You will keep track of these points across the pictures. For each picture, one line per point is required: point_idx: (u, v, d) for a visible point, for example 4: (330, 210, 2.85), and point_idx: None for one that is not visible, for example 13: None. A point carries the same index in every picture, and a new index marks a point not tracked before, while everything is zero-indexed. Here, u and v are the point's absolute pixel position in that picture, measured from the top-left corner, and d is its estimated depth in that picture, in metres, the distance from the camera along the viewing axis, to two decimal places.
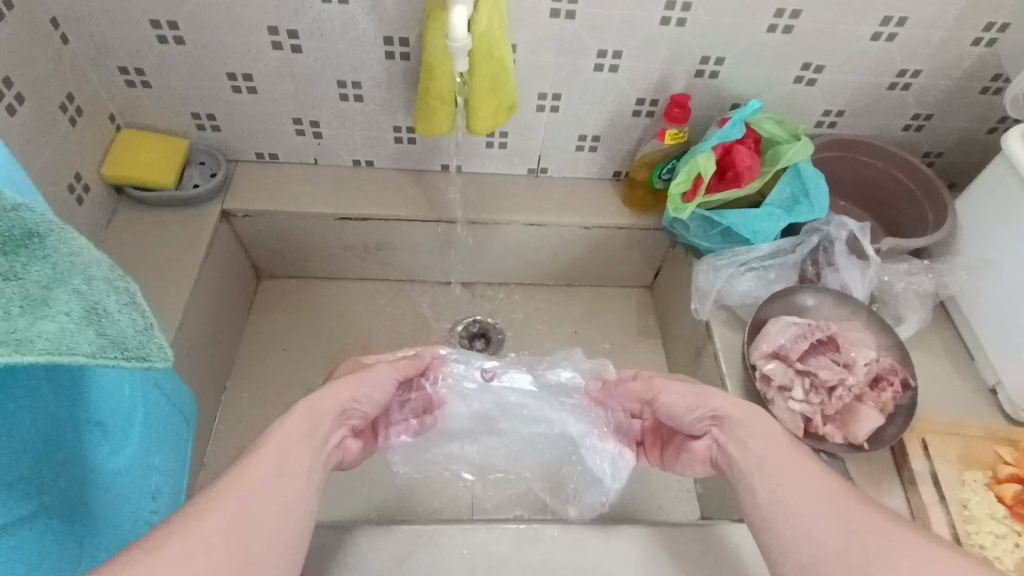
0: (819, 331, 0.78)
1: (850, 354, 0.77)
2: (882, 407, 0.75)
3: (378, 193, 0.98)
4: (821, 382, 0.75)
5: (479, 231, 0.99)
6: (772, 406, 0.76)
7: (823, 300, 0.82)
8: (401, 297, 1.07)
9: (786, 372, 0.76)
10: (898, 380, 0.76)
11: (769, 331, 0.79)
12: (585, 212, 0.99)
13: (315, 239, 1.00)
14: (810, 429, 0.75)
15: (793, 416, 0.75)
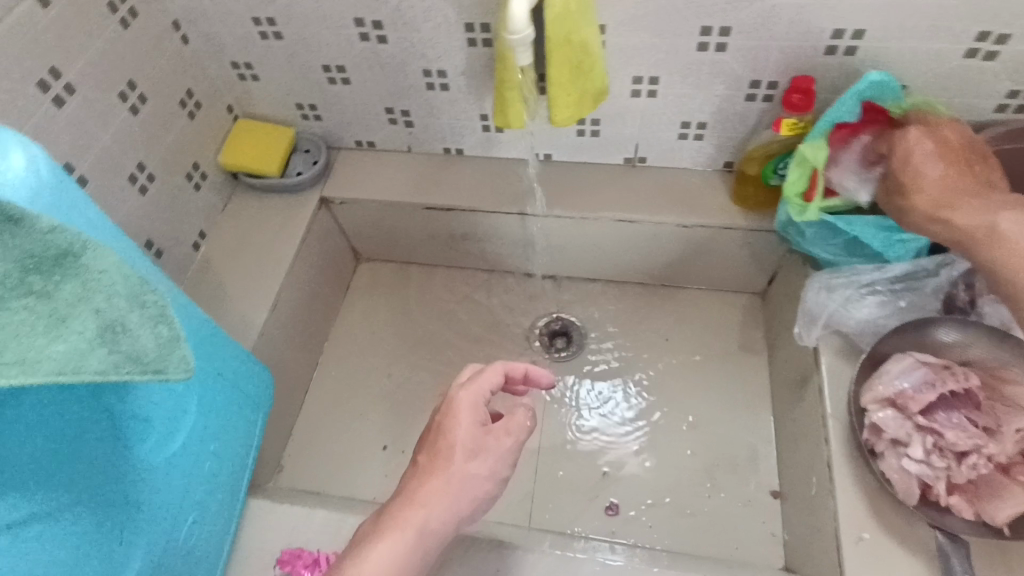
0: (953, 381, 0.63)
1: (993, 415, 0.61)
2: None
3: (466, 182, 0.96)
4: (950, 444, 0.61)
5: (565, 225, 0.94)
6: (879, 460, 0.63)
7: (972, 337, 0.66)
8: (487, 287, 1.06)
9: (902, 422, 0.62)
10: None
11: (886, 369, 0.65)
12: (685, 209, 0.89)
13: (405, 227, 1.01)
14: (929, 497, 0.61)
15: (906, 478, 0.61)
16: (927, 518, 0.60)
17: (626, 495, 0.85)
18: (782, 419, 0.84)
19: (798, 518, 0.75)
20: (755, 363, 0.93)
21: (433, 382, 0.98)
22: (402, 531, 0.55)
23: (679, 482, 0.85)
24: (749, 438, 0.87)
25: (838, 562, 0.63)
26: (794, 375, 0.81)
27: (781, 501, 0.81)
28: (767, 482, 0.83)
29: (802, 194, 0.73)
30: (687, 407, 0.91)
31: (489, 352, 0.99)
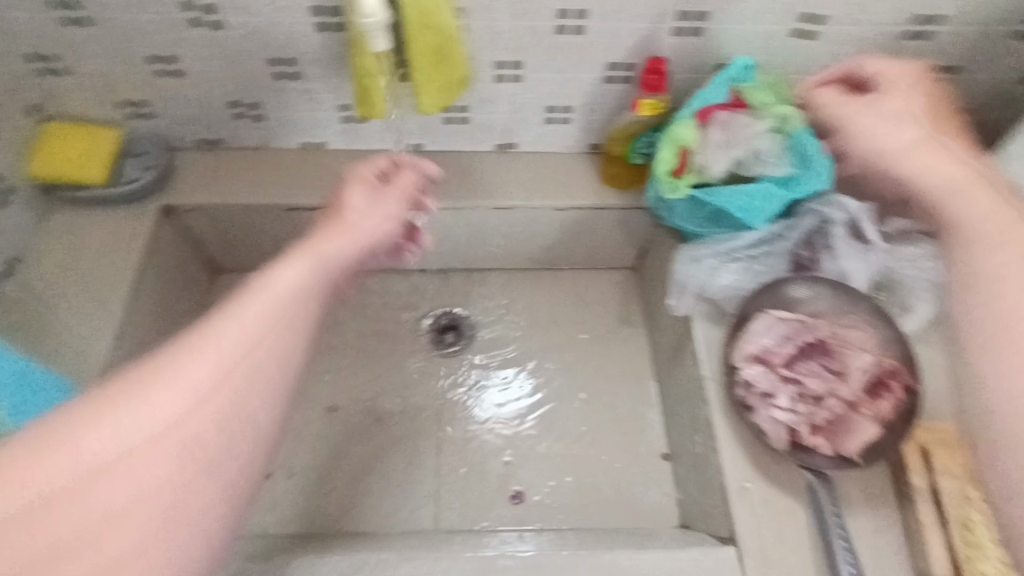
0: (805, 332, 0.70)
1: (843, 358, 0.69)
2: (881, 418, 0.66)
3: (331, 179, 0.90)
4: (808, 388, 0.68)
5: (441, 216, 0.91)
6: (751, 412, 0.68)
7: (820, 291, 0.73)
8: (366, 288, 1.00)
9: (768, 374, 0.69)
10: (902, 390, 0.66)
11: (751, 327, 0.71)
12: (559, 192, 0.90)
13: (268, 232, 0.93)
14: (796, 439, 0.67)
15: (776, 424, 0.67)
16: (796, 460, 0.66)
17: (529, 482, 0.85)
18: (665, 385, 0.89)
19: (689, 477, 0.80)
20: (638, 335, 0.98)
21: (317, 395, 0.91)
22: (267, 305, 0.47)
23: (578, 460, 0.87)
24: (638, 408, 0.91)
25: (728, 513, 0.68)
26: (672, 343, 0.86)
27: (672, 463, 0.86)
28: (658, 447, 0.88)
29: (673, 170, 0.76)
30: (579, 386, 0.93)
31: (376, 355, 0.95)
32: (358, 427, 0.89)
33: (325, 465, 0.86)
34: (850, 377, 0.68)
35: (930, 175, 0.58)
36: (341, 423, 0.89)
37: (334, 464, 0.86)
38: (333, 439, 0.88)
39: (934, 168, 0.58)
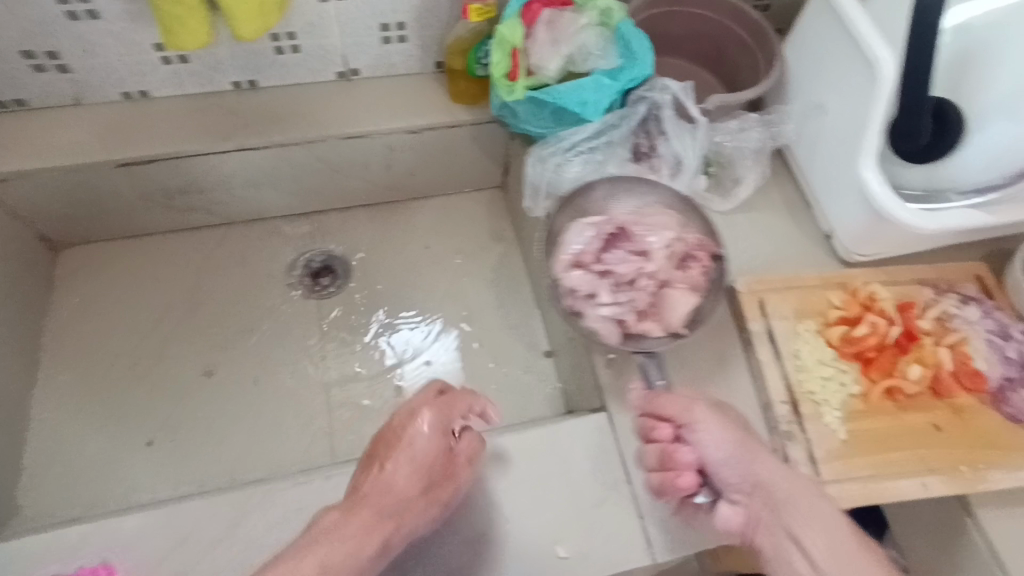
0: (604, 228, 0.73)
1: (647, 240, 0.73)
2: (692, 285, 0.71)
3: (161, 127, 0.84)
4: (624, 277, 0.71)
5: (291, 154, 0.88)
6: (575, 314, 0.70)
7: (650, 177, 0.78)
8: (229, 241, 0.96)
9: (585, 273, 0.71)
10: (705, 261, 0.71)
11: (565, 238, 0.73)
12: (408, 113, 0.89)
13: (102, 197, 0.86)
14: (628, 332, 0.69)
15: (602, 321, 0.69)
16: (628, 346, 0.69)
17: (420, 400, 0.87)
18: (538, 288, 0.93)
19: (568, 364, 0.85)
20: (511, 249, 1.01)
21: (191, 358, 0.88)
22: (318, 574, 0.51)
23: (467, 371, 0.90)
24: (518, 313, 0.95)
25: (599, 385, 0.73)
26: (537, 247, 0.90)
27: (554, 358, 0.91)
28: (540, 345, 0.93)
29: (507, 74, 0.77)
30: (461, 303, 0.95)
31: (248, 305, 0.92)
32: (240, 379, 0.87)
33: (211, 422, 0.84)
34: (656, 251, 0.72)
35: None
36: (220, 384, 0.87)
37: (220, 418, 0.85)
38: (212, 400, 0.86)
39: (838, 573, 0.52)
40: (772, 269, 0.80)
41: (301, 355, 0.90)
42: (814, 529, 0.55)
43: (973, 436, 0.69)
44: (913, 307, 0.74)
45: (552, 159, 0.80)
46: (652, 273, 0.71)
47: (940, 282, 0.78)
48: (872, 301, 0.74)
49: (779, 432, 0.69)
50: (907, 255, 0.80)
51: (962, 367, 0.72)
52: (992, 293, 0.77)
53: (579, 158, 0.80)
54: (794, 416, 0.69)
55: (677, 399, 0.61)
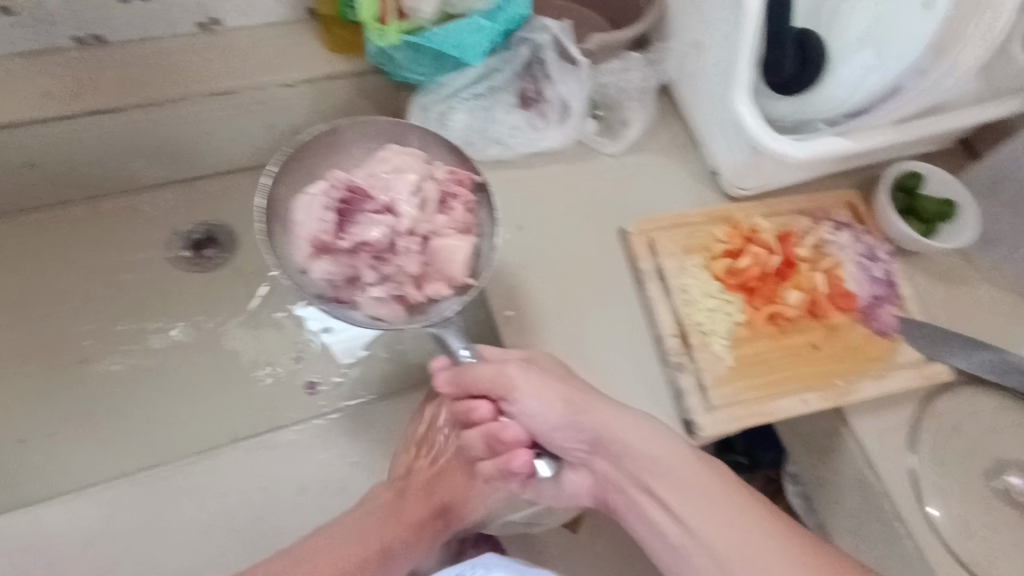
0: (337, 193, 0.67)
1: (383, 198, 0.67)
2: (458, 223, 0.69)
3: None
4: (352, 252, 0.66)
5: (151, 116, 0.79)
6: (354, 306, 0.66)
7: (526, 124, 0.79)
8: (106, 219, 0.92)
9: (340, 257, 0.66)
10: (466, 193, 0.70)
11: (298, 221, 0.68)
12: (281, 65, 0.82)
13: None
14: (412, 304, 0.67)
15: (378, 302, 0.66)
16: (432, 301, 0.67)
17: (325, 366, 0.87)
18: None
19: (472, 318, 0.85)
20: None
21: (81, 346, 0.87)
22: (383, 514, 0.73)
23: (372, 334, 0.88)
24: None
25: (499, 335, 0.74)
26: None
27: None
28: None
29: (380, 19, 0.73)
30: None
31: (137, 285, 0.90)
32: (137, 360, 0.87)
33: (109, 411, 0.84)
34: (399, 214, 0.67)
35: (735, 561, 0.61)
36: (118, 369, 0.86)
37: (120, 406, 0.84)
38: (111, 389, 0.85)
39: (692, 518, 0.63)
40: (663, 209, 0.81)
41: (197, 328, 0.89)
42: (659, 471, 0.65)
43: (845, 352, 0.74)
44: (792, 237, 0.78)
45: (436, 108, 0.79)
46: (395, 232, 0.66)
47: (817, 210, 0.81)
48: (753, 233, 0.77)
49: (670, 364, 0.72)
50: (788, 187, 0.83)
51: (835, 289, 0.76)
52: (863, 218, 0.81)
53: (464, 106, 0.79)
54: (685, 348, 0.72)
55: (488, 367, 0.65)
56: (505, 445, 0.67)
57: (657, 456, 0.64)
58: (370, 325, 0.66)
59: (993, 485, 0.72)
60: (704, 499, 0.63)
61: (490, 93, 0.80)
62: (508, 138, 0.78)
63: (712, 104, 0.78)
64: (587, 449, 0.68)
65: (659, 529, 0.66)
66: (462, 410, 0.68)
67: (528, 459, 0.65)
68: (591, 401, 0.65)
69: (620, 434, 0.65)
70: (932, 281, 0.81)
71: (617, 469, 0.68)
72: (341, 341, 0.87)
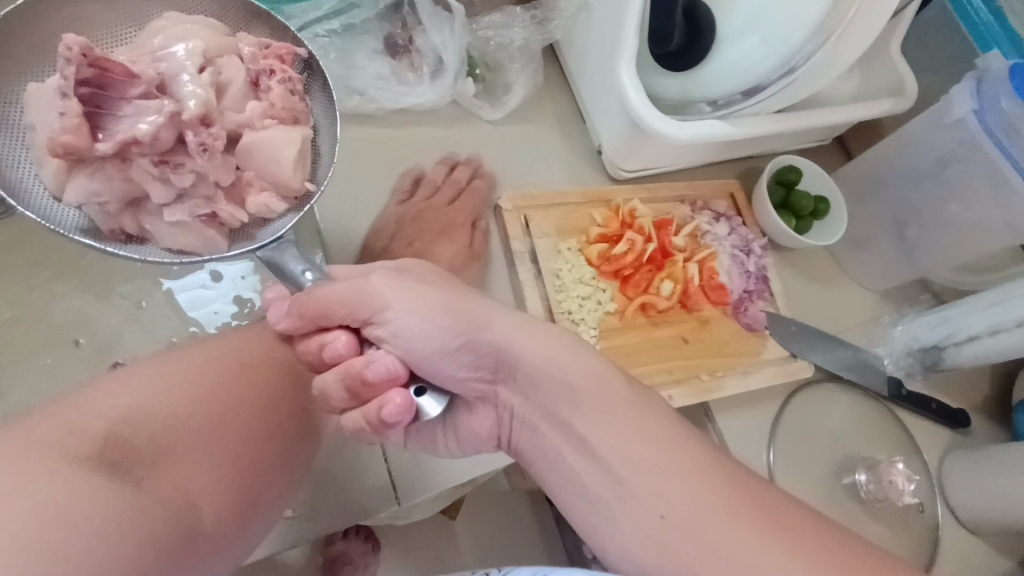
0: (73, 73, 0.44)
1: (157, 77, 0.48)
2: (276, 107, 0.52)
3: None
4: (123, 160, 0.47)
5: None
6: (147, 236, 0.49)
7: (390, 75, 0.69)
8: None
9: (103, 168, 0.46)
10: (284, 68, 0.52)
11: (30, 124, 0.47)
12: None
13: None
14: (225, 226, 0.51)
15: (180, 228, 0.49)
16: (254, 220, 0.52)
17: None
18: None
19: None
20: None
21: None
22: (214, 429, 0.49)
23: None
24: None
25: None
26: None
27: None
28: None
29: None
30: None
31: None
32: None
33: None
34: (184, 99, 0.47)
35: (629, 464, 0.46)
36: None
37: None
38: None
39: (605, 447, 0.47)
40: (541, 186, 0.75)
41: None
42: (550, 386, 0.50)
43: (713, 346, 0.72)
44: (670, 224, 0.74)
45: None
46: (181, 123, 0.47)
47: (696, 199, 0.78)
48: (632, 219, 0.72)
49: None
50: (670, 172, 0.79)
51: (709, 282, 0.73)
52: (742, 211, 0.79)
53: (317, 40, 0.67)
54: None
55: (341, 285, 0.48)
56: (371, 389, 0.47)
57: (552, 364, 0.50)
58: (172, 261, 0.49)
59: (842, 481, 0.72)
60: (618, 422, 0.48)
61: (351, 33, 0.69)
62: (372, 90, 0.68)
63: (597, 74, 0.71)
64: (489, 377, 0.52)
65: (570, 474, 0.49)
66: (313, 350, 0.51)
67: (402, 404, 0.45)
68: (483, 315, 0.50)
69: (521, 347, 0.50)
70: (798, 277, 0.80)
71: (522, 399, 0.51)
72: (207, 312, 0.62)
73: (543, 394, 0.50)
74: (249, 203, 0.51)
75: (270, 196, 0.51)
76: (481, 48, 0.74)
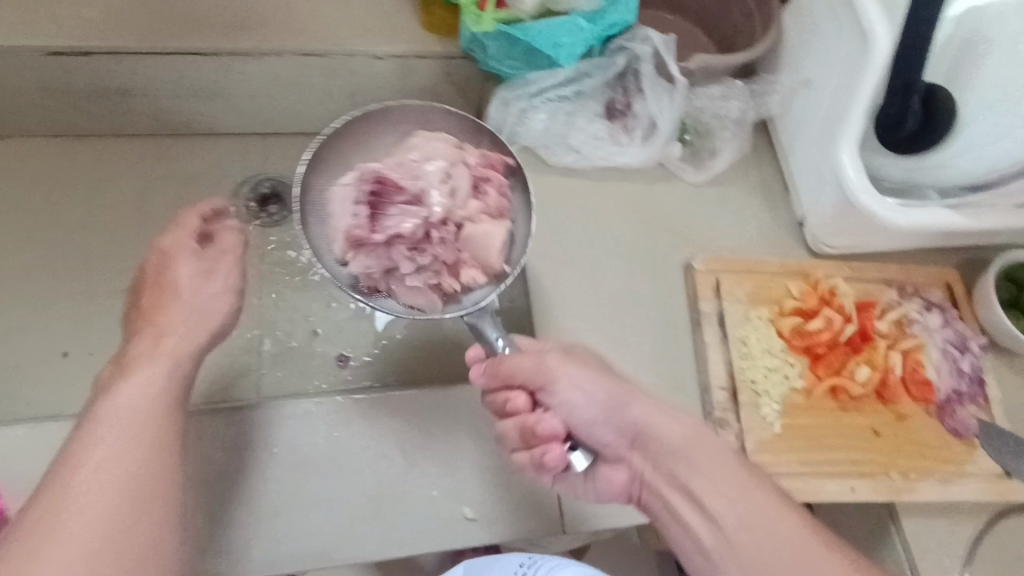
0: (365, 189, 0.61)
1: (415, 184, 0.61)
2: (493, 204, 0.62)
3: (91, 16, 0.75)
4: (384, 240, 0.59)
5: (235, 66, 0.79)
6: (390, 296, 0.61)
7: (606, 136, 0.75)
8: (170, 157, 0.90)
9: (374, 252, 0.60)
10: (499, 176, 0.64)
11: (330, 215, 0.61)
12: (375, 35, 0.81)
13: (28, 90, 0.79)
14: (449, 294, 0.60)
15: (418, 294, 0.60)
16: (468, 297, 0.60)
17: None
18: None
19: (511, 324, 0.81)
20: None
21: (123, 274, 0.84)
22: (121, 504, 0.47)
23: None
24: None
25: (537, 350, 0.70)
26: None
27: None
28: None
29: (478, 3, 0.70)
30: None
31: None
32: None
33: None
34: (432, 203, 0.60)
35: (749, 537, 0.50)
36: None
37: None
38: None
39: (729, 519, 0.51)
40: (736, 251, 0.75)
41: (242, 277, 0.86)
42: (682, 454, 0.54)
43: (908, 445, 0.67)
44: (874, 307, 0.71)
45: (515, 100, 0.75)
46: (429, 221, 0.60)
47: (905, 284, 0.74)
48: (831, 296, 0.71)
49: (711, 419, 0.66)
50: (878, 253, 0.76)
51: (912, 375, 0.68)
52: (958, 304, 0.73)
53: (548, 101, 0.75)
54: (729, 404, 0.66)
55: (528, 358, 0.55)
56: (539, 442, 0.54)
57: (692, 440, 0.55)
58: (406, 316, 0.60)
59: None
60: (744, 493, 0.52)
61: (578, 97, 0.76)
62: (587, 148, 0.75)
63: (812, 148, 0.71)
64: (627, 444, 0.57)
65: (693, 534, 0.52)
66: (495, 403, 0.57)
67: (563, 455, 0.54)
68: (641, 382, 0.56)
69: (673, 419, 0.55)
70: (1019, 386, 0.72)
71: (653, 467, 0.56)
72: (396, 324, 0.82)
73: (668, 457, 0.55)
74: (467, 280, 0.60)
75: (483, 276, 0.60)
76: (697, 116, 0.77)
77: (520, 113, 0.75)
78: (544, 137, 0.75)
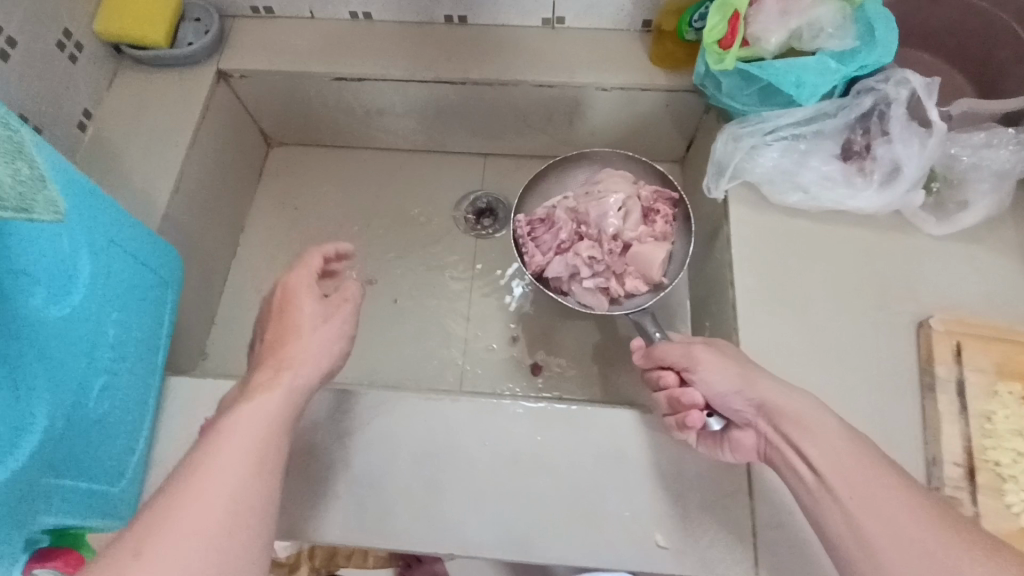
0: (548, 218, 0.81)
1: (590, 215, 0.79)
2: (658, 231, 0.79)
3: (376, 49, 0.89)
4: (566, 253, 0.78)
5: (481, 93, 0.89)
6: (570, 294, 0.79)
7: (839, 178, 0.72)
8: (409, 168, 1.03)
9: (555, 263, 0.78)
10: (668, 211, 0.80)
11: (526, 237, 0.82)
12: (609, 69, 0.86)
13: (315, 106, 0.95)
14: (614, 297, 0.78)
15: (590, 293, 0.78)
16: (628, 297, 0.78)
17: (552, 355, 0.90)
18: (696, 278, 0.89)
19: None
20: None
21: (360, 264, 0.96)
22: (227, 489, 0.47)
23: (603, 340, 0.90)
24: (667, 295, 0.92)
25: None
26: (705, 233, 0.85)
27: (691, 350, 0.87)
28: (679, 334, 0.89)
29: (722, 42, 0.72)
30: None
31: (418, 228, 0.99)
32: (398, 294, 0.94)
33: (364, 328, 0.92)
34: (603, 226, 0.78)
35: None
36: (378, 294, 0.94)
37: (370, 327, 0.92)
38: (370, 309, 0.94)
39: None
40: (985, 314, 0.68)
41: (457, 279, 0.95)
42: (884, 514, 0.46)
43: None
44: None
45: (746, 134, 0.74)
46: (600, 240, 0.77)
47: None
48: None
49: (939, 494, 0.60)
50: None
51: None
52: None
53: (781, 138, 0.74)
54: (965, 483, 0.60)
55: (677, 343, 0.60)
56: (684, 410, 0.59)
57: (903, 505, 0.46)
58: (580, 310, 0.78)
59: None
60: None
61: (813, 136, 0.74)
62: (816, 189, 0.72)
63: None
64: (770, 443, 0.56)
65: None
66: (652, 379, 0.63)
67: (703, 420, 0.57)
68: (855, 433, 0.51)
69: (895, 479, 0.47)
70: None
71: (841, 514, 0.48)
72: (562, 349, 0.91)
73: (868, 516, 0.47)
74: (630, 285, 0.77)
75: (642, 282, 0.77)
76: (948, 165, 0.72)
77: (749, 149, 0.74)
78: (772, 173, 0.74)
